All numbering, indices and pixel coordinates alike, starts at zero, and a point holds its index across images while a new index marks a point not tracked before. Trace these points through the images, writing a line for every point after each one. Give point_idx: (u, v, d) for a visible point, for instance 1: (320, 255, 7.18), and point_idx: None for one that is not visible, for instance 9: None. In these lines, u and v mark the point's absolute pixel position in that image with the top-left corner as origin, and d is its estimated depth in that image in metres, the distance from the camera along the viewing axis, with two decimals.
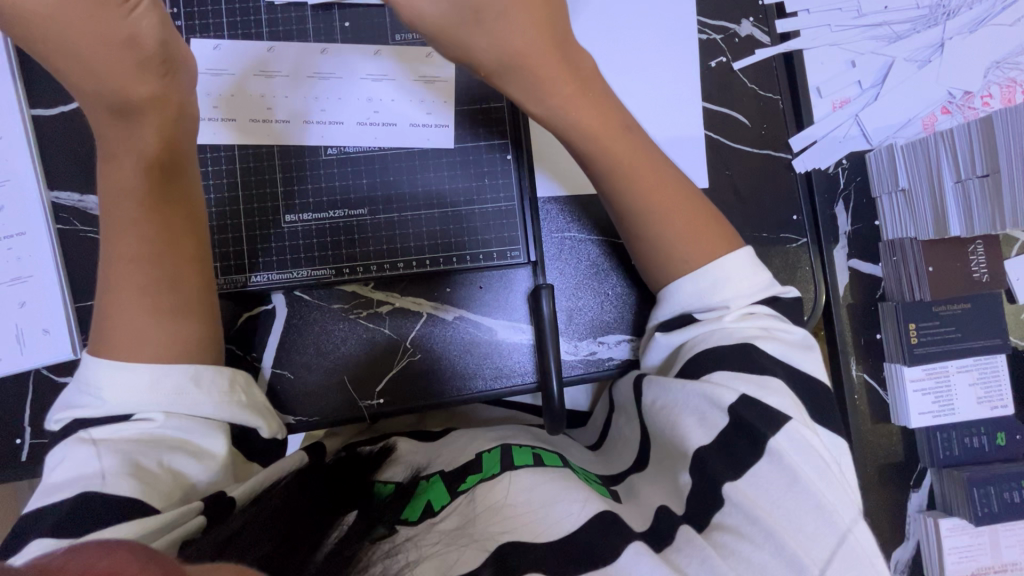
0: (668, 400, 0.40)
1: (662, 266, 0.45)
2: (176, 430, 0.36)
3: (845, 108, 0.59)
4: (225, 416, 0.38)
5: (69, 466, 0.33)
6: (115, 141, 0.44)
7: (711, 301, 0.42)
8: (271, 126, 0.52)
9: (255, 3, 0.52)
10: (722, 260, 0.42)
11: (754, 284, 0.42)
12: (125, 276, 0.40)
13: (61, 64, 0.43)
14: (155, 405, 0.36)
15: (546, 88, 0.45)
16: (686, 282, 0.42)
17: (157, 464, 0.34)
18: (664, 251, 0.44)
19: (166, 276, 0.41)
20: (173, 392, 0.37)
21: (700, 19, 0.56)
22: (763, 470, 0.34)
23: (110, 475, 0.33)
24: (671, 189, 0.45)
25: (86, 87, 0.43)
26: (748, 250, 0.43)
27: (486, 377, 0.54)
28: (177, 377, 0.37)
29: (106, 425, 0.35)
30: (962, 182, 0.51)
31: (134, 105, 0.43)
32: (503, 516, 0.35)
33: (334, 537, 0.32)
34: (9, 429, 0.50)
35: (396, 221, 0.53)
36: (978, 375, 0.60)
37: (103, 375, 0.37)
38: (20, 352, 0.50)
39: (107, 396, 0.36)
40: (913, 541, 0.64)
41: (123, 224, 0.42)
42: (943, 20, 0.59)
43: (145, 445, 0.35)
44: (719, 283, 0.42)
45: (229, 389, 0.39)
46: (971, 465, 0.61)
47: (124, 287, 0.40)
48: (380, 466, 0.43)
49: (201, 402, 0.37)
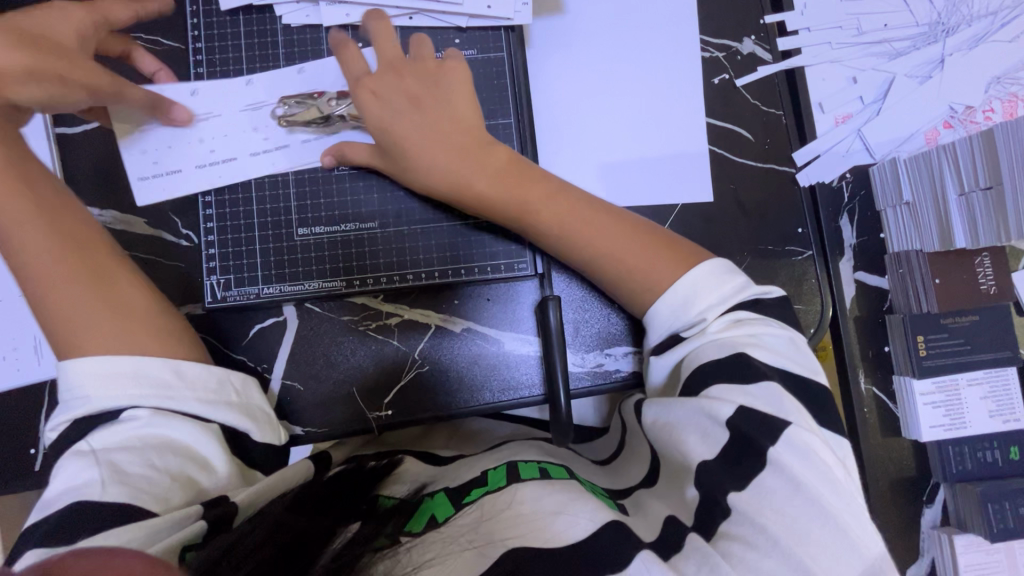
0: (669, 419, 0.39)
1: (631, 296, 0.46)
2: (164, 429, 0.37)
3: (847, 123, 0.60)
4: (214, 417, 0.39)
5: (63, 477, 0.34)
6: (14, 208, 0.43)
7: (688, 318, 0.42)
8: (283, 140, 0.53)
9: (272, 25, 0.54)
10: (686, 277, 0.43)
11: (726, 290, 0.42)
12: (67, 313, 0.40)
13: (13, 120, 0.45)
14: (140, 401, 0.37)
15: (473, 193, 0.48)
16: (661, 305, 0.43)
17: (148, 466, 0.35)
18: (612, 281, 0.46)
19: (83, 265, 0.42)
20: (155, 388, 0.38)
21: (702, 38, 0.58)
22: (770, 480, 0.34)
23: (102, 481, 0.33)
24: (613, 221, 0.46)
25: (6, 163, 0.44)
26: (714, 259, 0.44)
27: (493, 389, 0.54)
28: (159, 371, 0.39)
29: (97, 432, 0.36)
30: (966, 195, 0.52)
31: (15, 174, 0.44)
32: (508, 525, 0.35)
33: (339, 542, 0.32)
34: (23, 438, 0.51)
35: (406, 234, 0.54)
36: (990, 388, 0.60)
37: (82, 374, 0.38)
38: (38, 362, 0.52)
39: (90, 393, 0.37)
40: (928, 559, 0.63)
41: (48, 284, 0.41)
42: (943, 37, 0.61)
43: (137, 448, 0.36)
44: (690, 298, 0.42)
45: (213, 388, 0.41)
46: (985, 480, 0.60)
47: (73, 319, 0.40)
48: (384, 481, 0.43)
49: (185, 399, 0.39)
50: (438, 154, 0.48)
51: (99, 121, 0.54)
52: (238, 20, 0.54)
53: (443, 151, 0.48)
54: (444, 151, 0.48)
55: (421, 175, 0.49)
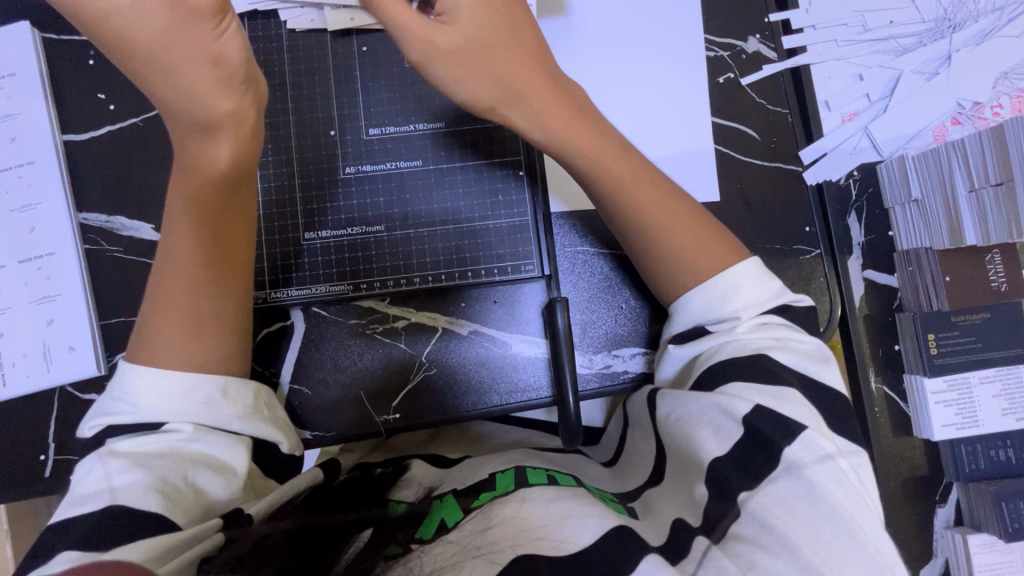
0: (683, 412, 0.39)
1: (671, 284, 0.45)
2: (202, 444, 0.37)
3: (854, 120, 0.60)
4: (249, 432, 0.39)
5: (98, 478, 0.34)
6: (191, 149, 0.43)
7: (722, 313, 0.42)
8: (290, 145, 0.53)
9: (277, 30, 0.54)
10: (729, 271, 0.43)
11: (764, 292, 0.42)
12: (173, 309, 0.41)
13: (158, 86, 0.42)
14: (185, 416, 0.37)
15: (546, 116, 0.46)
16: (696, 294, 0.43)
17: (182, 478, 0.35)
18: (661, 262, 0.45)
19: (210, 288, 0.42)
20: (203, 404, 0.38)
21: (707, 37, 0.57)
22: (779, 480, 0.34)
23: (138, 488, 0.33)
24: (652, 182, 0.46)
25: (170, 103, 0.42)
26: (755, 261, 0.44)
27: (501, 392, 0.54)
28: (206, 387, 0.39)
29: (135, 438, 0.36)
30: (976, 191, 0.52)
31: (214, 123, 0.43)
32: (520, 531, 0.35)
33: (351, 553, 0.32)
34: (34, 446, 0.51)
35: (412, 237, 0.54)
36: (1002, 386, 0.59)
37: (135, 379, 0.38)
38: (47, 369, 0.52)
39: (139, 401, 0.38)
40: (940, 559, 0.63)
41: (176, 286, 0.42)
42: (949, 33, 0.60)
43: (173, 459, 0.36)
44: (728, 294, 0.42)
45: (253, 404, 0.41)
46: (997, 478, 0.60)
47: (171, 320, 0.41)
48: (394, 487, 0.43)
49: (227, 415, 0.39)
50: (508, 56, 0.46)
51: (107, 128, 0.54)
52: (245, 26, 0.54)
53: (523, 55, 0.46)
54: (519, 58, 0.46)
55: (484, 75, 0.46)
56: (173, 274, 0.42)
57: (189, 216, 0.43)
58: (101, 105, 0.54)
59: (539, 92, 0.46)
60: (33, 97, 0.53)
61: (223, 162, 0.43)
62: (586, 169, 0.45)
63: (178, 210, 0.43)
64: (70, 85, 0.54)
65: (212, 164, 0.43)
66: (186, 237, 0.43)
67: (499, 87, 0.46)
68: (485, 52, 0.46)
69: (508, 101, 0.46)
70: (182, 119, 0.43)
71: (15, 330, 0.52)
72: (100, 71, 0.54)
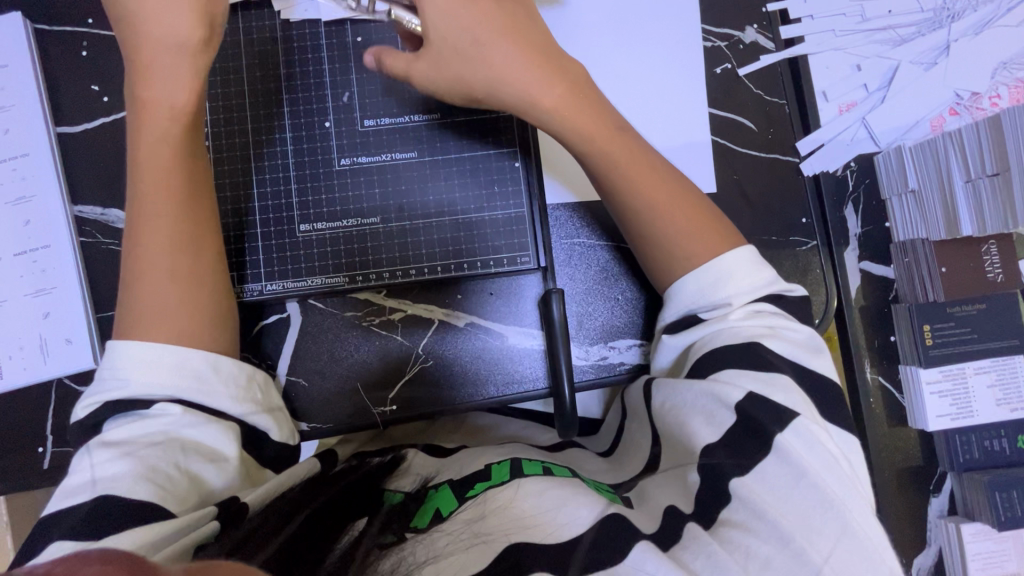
0: (676, 402, 0.40)
1: (666, 272, 0.45)
2: (194, 432, 0.37)
3: (852, 111, 0.59)
4: (240, 417, 0.39)
5: (91, 468, 0.34)
6: (148, 93, 0.44)
7: (714, 299, 0.42)
8: (284, 137, 0.53)
9: (270, 21, 0.53)
10: (724, 259, 0.42)
11: (758, 281, 0.42)
12: (149, 263, 0.41)
13: (125, 30, 0.43)
14: (176, 395, 0.37)
15: (535, 95, 0.45)
16: (690, 280, 0.43)
17: (176, 467, 0.35)
18: (659, 245, 0.45)
19: (185, 236, 0.43)
20: (195, 380, 0.38)
21: (705, 27, 0.57)
22: (770, 468, 0.34)
23: (131, 479, 0.33)
24: (649, 167, 0.45)
25: (133, 44, 0.43)
26: (750, 249, 0.43)
27: (497, 383, 0.54)
28: (198, 362, 0.39)
29: (123, 427, 0.36)
30: (972, 181, 0.52)
31: (180, 51, 0.44)
32: (511, 518, 0.35)
33: (345, 542, 0.32)
34: (33, 437, 0.51)
35: (408, 230, 0.54)
36: (997, 377, 0.59)
37: (127, 356, 0.38)
38: (45, 362, 0.52)
39: (131, 376, 0.38)
40: (935, 547, 0.64)
41: (150, 241, 0.42)
42: (948, 22, 0.60)
43: (165, 447, 0.36)
44: (721, 281, 0.42)
45: (245, 385, 0.41)
46: (991, 468, 0.60)
47: (148, 274, 0.41)
48: (390, 475, 0.43)
49: (219, 396, 0.39)
50: (490, 45, 0.45)
51: (100, 120, 0.53)
52: (238, 16, 0.53)
53: (507, 41, 0.45)
54: (503, 40, 0.45)
55: (472, 71, 0.45)
56: (147, 224, 0.42)
57: (151, 164, 0.43)
58: (95, 97, 0.54)
59: (521, 74, 0.45)
60: (25, 89, 0.53)
61: (189, 96, 0.44)
62: (610, 156, 0.45)
63: (146, 156, 0.43)
64: (64, 78, 0.54)
65: (174, 103, 0.44)
66: (157, 187, 0.43)
67: (481, 78, 0.45)
68: (461, 47, 0.45)
69: (498, 88, 0.45)
70: (149, 53, 0.43)
71: (10, 324, 0.52)
72: (93, 62, 0.54)
